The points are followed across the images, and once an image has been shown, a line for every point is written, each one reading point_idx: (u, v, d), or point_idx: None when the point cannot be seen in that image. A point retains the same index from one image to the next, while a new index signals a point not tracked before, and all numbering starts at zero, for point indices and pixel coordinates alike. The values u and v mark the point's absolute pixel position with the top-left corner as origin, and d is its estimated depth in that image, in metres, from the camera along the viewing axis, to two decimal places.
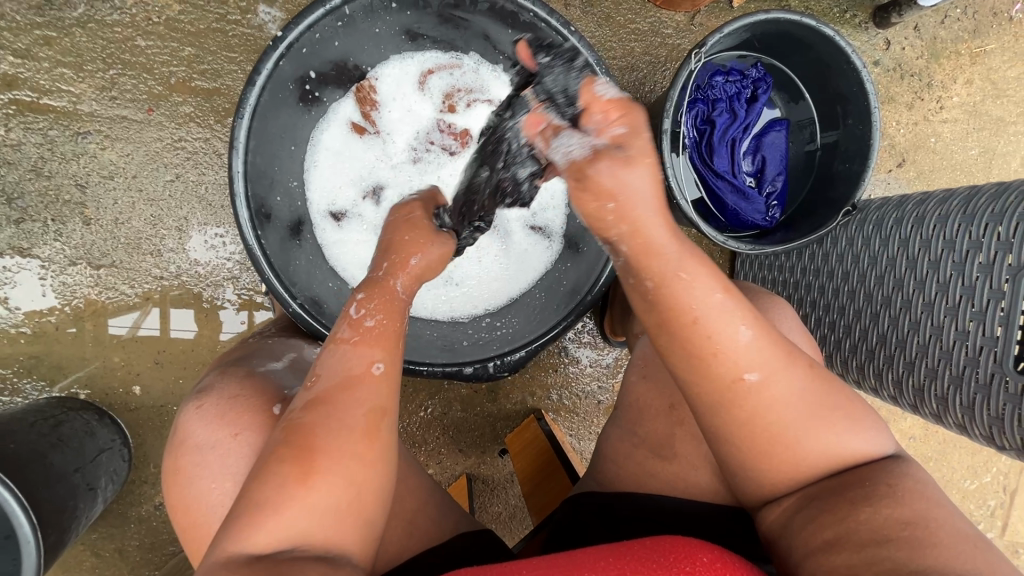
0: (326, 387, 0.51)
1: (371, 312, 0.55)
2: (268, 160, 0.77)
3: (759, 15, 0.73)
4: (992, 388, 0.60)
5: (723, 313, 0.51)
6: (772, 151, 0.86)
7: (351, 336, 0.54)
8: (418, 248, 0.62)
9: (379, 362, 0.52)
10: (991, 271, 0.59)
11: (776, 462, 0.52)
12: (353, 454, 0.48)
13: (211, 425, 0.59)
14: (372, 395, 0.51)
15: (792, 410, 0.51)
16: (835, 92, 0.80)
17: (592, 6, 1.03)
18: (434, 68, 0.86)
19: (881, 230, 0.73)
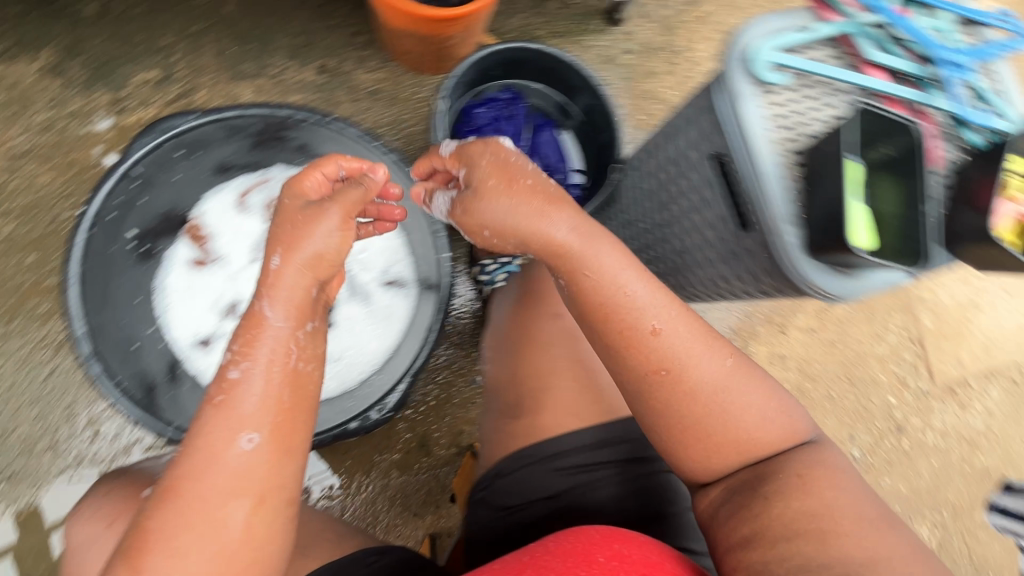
0: (190, 468, 0.55)
1: (237, 361, 0.58)
2: (114, 316, 0.85)
3: (476, 55, 0.90)
4: (738, 252, 0.70)
5: (637, 312, 0.63)
6: (547, 146, 1.01)
7: (219, 394, 0.57)
8: (278, 248, 0.62)
9: (249, 437, 0.56)
10: (700, 168, 0.71)
11: (704, 449, 0.63)
12: (214, 539, 0.54)
13: (93, 525, 0.64)
14: (249, 476, 0.56)
15: (709, 396, 0.62)
16: (571, 84, 0.96)
17: (377, 93, 1.20)
18: (248, 189, 0.98)
19: (639, 171, 0.86)
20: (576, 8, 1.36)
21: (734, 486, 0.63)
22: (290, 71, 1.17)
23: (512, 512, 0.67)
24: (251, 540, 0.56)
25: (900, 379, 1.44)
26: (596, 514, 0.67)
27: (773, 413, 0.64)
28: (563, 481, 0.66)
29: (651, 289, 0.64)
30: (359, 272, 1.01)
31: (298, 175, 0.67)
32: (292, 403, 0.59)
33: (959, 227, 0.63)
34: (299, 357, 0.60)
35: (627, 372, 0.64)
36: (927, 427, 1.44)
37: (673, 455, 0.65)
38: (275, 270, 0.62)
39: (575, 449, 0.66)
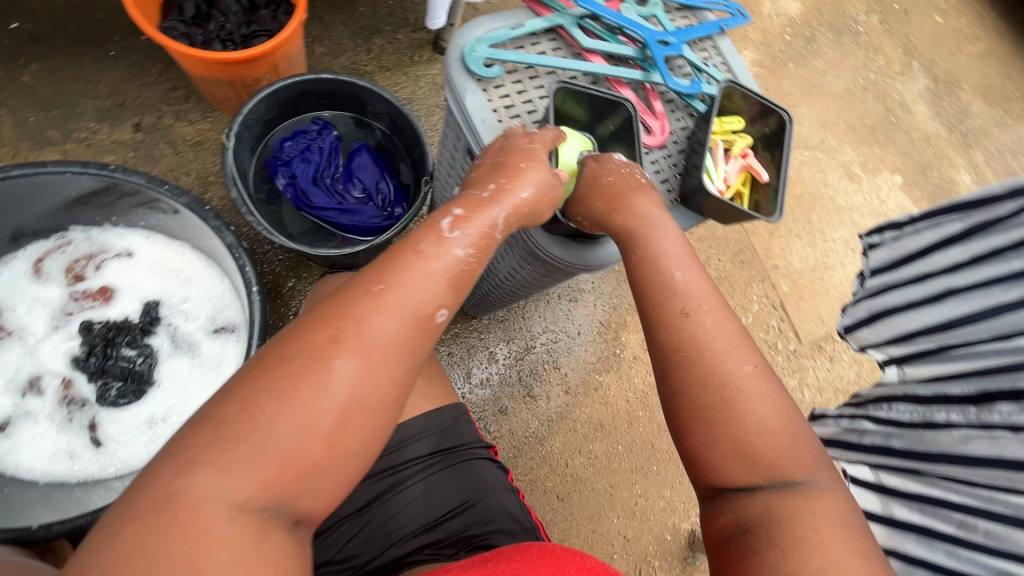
0: (387, 302, 0.49)
1: (463, 242, 0.53)
2: None
3: (266, 90, 0.90)
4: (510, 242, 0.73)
5: (668, 290, 0.57)
6: (364, 168, 1.02)
7: (427, 252, 0.52)
8: (521, 181, 0.58)
9: (442, 312, 0.51)
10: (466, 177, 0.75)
11: (733, 441, 0.51)
12: (371, 410, 0.46)
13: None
14: (418, 352, 0.49)
15: (749, 403, 0.52)
16: (377, 108, 1.00)
17: (201, 144, 1.18)
18: (44, 256, 0.94)
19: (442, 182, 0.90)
20: (402, 42, 1.42)
21: (762, 515, 0.48)
22: (101, 133, 1.14)
23: (321, 538, 0.58)
24: (377, 433, 0.47)
25: (770, 345, 1.52)
26: (397, 531, 0.58)
27: (799, 433, 0.52)
28: (368, 490, 0.60)
29: (682, 257, 0.59)
30: (181, 322, 0.97)
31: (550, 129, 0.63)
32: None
33: (688, 188, 0.68)
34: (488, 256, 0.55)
35: (657, 331, 0.56)
36: (804, 386, 1.51)
37: (691, 442, 0.52)
38: (529, 166, 0.59)
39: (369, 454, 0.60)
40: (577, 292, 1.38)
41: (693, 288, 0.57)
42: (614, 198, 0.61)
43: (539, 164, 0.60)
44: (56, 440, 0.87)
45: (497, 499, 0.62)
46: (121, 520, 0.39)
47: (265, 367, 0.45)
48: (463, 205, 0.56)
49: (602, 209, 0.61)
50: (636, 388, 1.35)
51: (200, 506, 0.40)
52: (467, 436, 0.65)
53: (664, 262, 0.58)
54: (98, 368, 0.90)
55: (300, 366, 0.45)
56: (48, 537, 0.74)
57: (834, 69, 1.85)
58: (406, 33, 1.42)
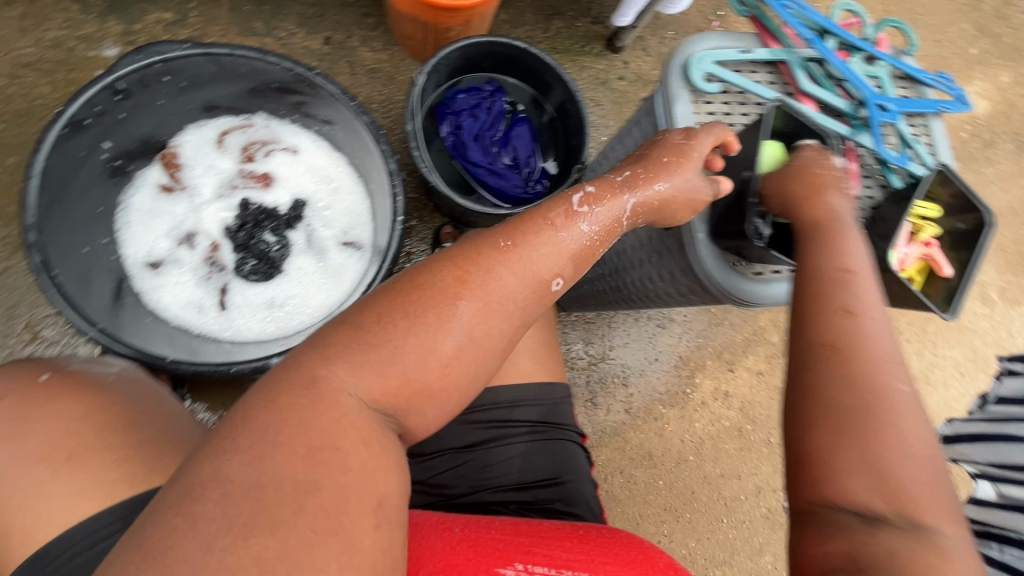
0: (516, 260, 0.52)
1: (591, 219, 0.56)
2: (72, 219, 0.87)
3: (462, 42, 0.94)
4: (662, 252, 0.73)
5: (836, 285, 0.55)
6: (521, 139, 1.06)
7: (555, 224, 0.55)
8: (665, 175, 0.60)
9: (556, 279, 0.54)
10: None
11: (868, 454, 0.47)
12: (485, 350, 0.50)
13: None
14: (519, 310, 0.52)
15: (893, 429, 0.48)
16: (551, 85, 1.02)
17: (376, 72, 1.26)
18: (228, 130, 1.03)
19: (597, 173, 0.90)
20: (578, 30, 1.44)
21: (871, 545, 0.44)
22: (296, 37, 1.24)
23: (423, 461, 0.63)
24: (478, 374, 0.50)
25: None
26: (492, 479, 0.62)
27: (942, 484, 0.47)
28: (475, 434, 0.63)
29: (861, 262, 0.56)
30: (319, 227, 1.04)
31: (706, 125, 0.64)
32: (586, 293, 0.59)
33: None
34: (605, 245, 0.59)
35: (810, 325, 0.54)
36: None
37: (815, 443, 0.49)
38: (672, 166, 0.60)
39: (490, 404, 0.63)
40: (667, 320, 1.36)
41: (866, 293, 0.54)
42: (811, 187, 0.59)
43: (683, 173, 0.61)
44: (193, 292, 0.97)
45: (582, 487, 0.63)
46: (276, 392, 0.43)
47: (405, 288, 0.49)
48: (597, 185, 0.59)
49: (797, 194, 0.60)
50: (695, 432, 1.33)
51: (337, 396, 0.43)
52: (566, 418, 0.66)
53: (841, 260, 0.56)
54: (244, 244, 1.00)
55: (428, 296, 0.48)
56: (174, 373, 0.82)
57: (1004, 182, 1.70)
58: (585, 22, 1.44)
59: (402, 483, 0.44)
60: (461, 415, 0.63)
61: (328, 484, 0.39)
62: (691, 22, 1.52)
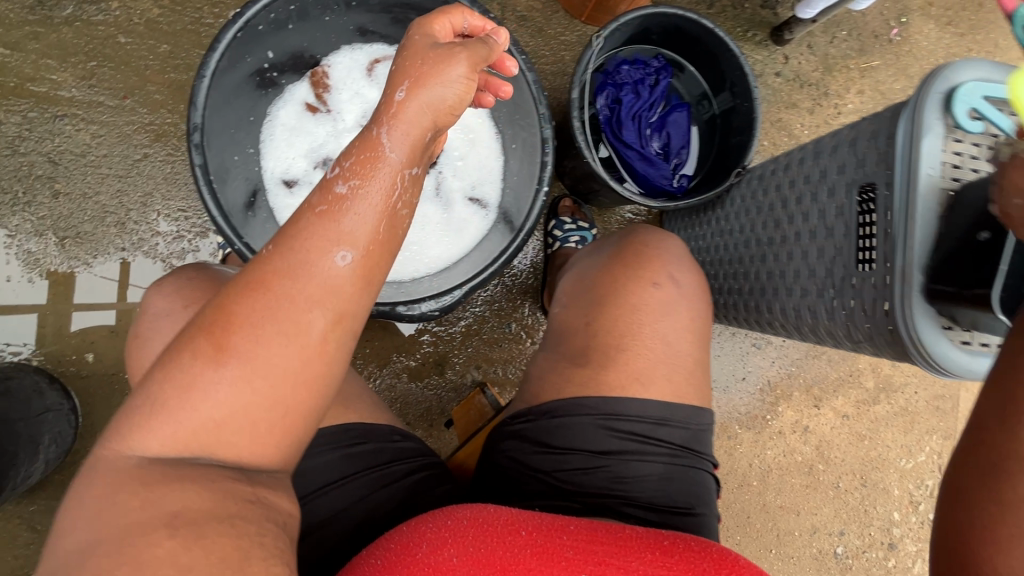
0: (273, 269, 0.46)
1: (348, 177, 0.51)
2: (226, 124, 0.87)
3: (648, 9, 0.87)
4: (843, 290, 0.67)
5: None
6: (676, 128, 0.98)
7: (323, 205, 0.49)
8: (401, 82, 0.56)
9: (343, 253, 0.47)
10: (835, 193, 0.69)
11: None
12: (287, 340, 0.45)
13: (168, 298, 0.62)
14: (334, 291, 0.47)
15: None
16: (724, 75, 0.94)
17: (526, 20, 1.19)
18: (381, 59, 0.98)
19: (764, 180, 0.84)
20: (744, 11, 1.31)
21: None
22: None
23: (554, 454, 0.62)
24: (299, 380, 0.45)
25: (915, 501, 1.35)
26: (625, 489, 0.61)
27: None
28: (615, 442, 0.61)
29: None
30: (450, 177, 1.02)
31: (427, 19, 0.62)
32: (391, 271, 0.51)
33: None
34: (404, 200, 0.53)
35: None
36: (920, 559, 1.34)
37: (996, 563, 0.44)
38: (389, 106, 0.55)
39: (636, 416, 0.62)
40: (763, 340, 1.30)
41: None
42: None
43: (375, 142, 0.53)
44: None
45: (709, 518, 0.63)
46: (85, 493, 0.44)
47: (211, 324, 0.46)
48: (353, 147, 0.53)
49: None
50: (764, 459, 1.29)
51: (116, 463, 0.44)
52: (707, 446, 0.66)
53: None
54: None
55: (174, 361, 0.45)
56: None
57: None
58: (753, 4, 1.31)
59: (220, 501, 0.42)
60: (601, 419, 0.62)
61: (131, 532, 0.40)
62: (867, 26, 1.37)
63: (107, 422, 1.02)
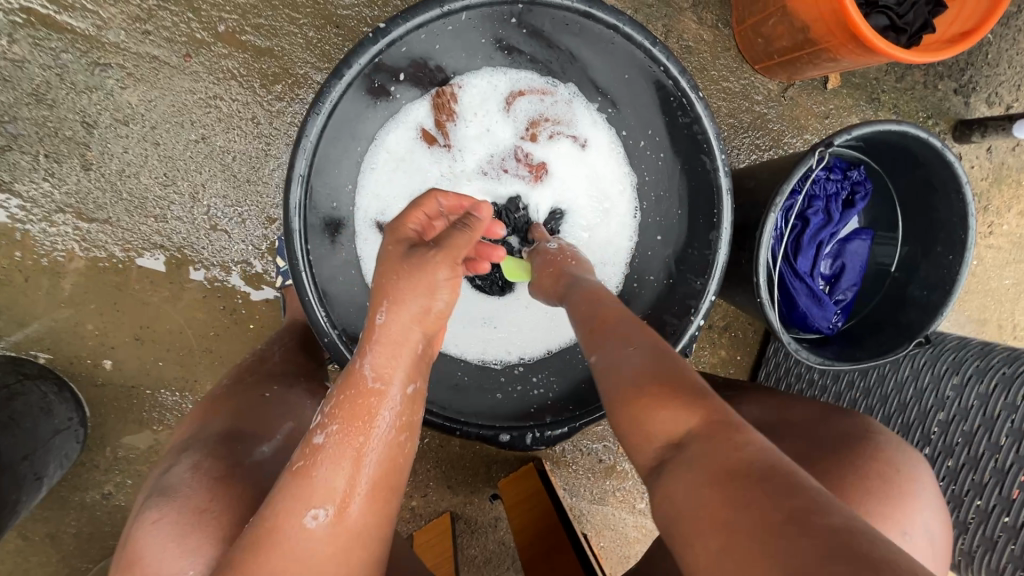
0: (255, 553, 0.42)
1: (327, 424, 0.46)
2: (330, 153, 0.68)
3: (886, 124, 0.69)
4: (997, 546, 0.63)
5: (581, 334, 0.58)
6: (853, 259, 0.82)
7: (301, 460, 0.45)
8: (387, 304, 0.48)
9: (319, 511, 0.43)
10: (1020, 435, 0.64)
11: (631, 418, 0.47)
12: None
13: (167, 552, 0.47)
14: (317, 556, 0.43)
15: (659, 372, 0.48)
16: (934, 217, 0.77)
17: (689, 53, 0.97)
18: (525, 90, 0.77)
19: (935, 367, 0.74)
20: (935, 93, 1.09)
21: (675, 496, 0.40)
22: None
23: None
24: None
25: None
26: None
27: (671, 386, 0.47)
28: None
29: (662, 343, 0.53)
30: None
31: (398, 217, 0.54)
32: (380, 519, 0.47)
33: None
34: (402, 428, 0.48)
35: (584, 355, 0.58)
36: None
37: (608, 414, 0.50)
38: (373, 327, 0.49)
39: None
40: None
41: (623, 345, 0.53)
42: None
43: (359, 379, 0.47)
44: None
45: None
46: None
47: None
48: (331, 394, 0.48)
49: None
50: None
51: None
52: None
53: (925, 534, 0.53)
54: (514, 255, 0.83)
55: None
56: None
57: None
58: (947, 87, 1.09)
59: None
60: None
61: None
62: None
63: (120, 439, 0.89)
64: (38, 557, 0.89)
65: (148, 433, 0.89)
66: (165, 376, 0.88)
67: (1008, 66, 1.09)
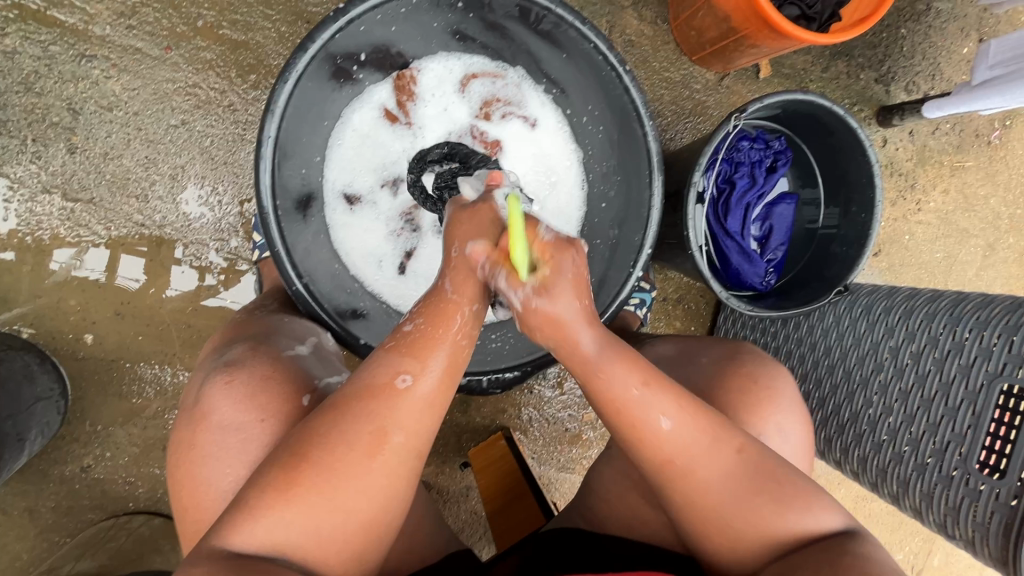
0: (351, 394, 0.50)
1: (416, 317, 0.53)
2: (297, 129, 0.74)
3: (795, 94, 0.78)
4: (952, 481, 0.64)
5: (638, 438, 0.54)
6: (780, 221, 0.91)
7: (391, 341, 0.52)
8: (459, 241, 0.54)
9: (406, 375, 0.50)
10: (969, 372, 0.64)
11: (737, 521, 0.54)
12: (347, 448, 0.49)
13: (238, 406, 0.56)
14: (398, 410, 0.50)
15: (748, 470, 0.55)
16: (848, 179, 0.86)
17: (632, 47, 1.07)
18: (478, 74, 0.86)
19: (869, 314, 0.78)
20: (857, 82, 1.21)
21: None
22: None
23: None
24: (367, 481, 0.49)
25: None
26: None
27: (772, 486, 0.55)
28: None
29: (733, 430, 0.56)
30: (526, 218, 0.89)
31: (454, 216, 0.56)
32: (448, 400, 0.53)
33: None
34: (468, 335, 0.53)
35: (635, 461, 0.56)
36: None
37: (696, 518, 0.55)
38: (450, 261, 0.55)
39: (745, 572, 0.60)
40: None
41: (703, 459, 0.54)
42: None
43: (442, 292, 0.54)
44: (379, 243, 0.85)
45: None
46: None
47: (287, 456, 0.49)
48: (426, 306, 0.54)
49: None
50: None
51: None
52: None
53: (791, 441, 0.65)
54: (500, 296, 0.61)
55: (252, 489, 0.48)
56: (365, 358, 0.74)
57: None
58: (869, 76, 1.21)
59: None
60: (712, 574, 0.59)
61: None
62: (971, 123, 1.28)
63: (99, 412, 0.92)
64: (16, 530, 0.92)
65: (127, 405, 0.93)
66: (144, 350, 0.92)
67: (922, 57, 1.21)
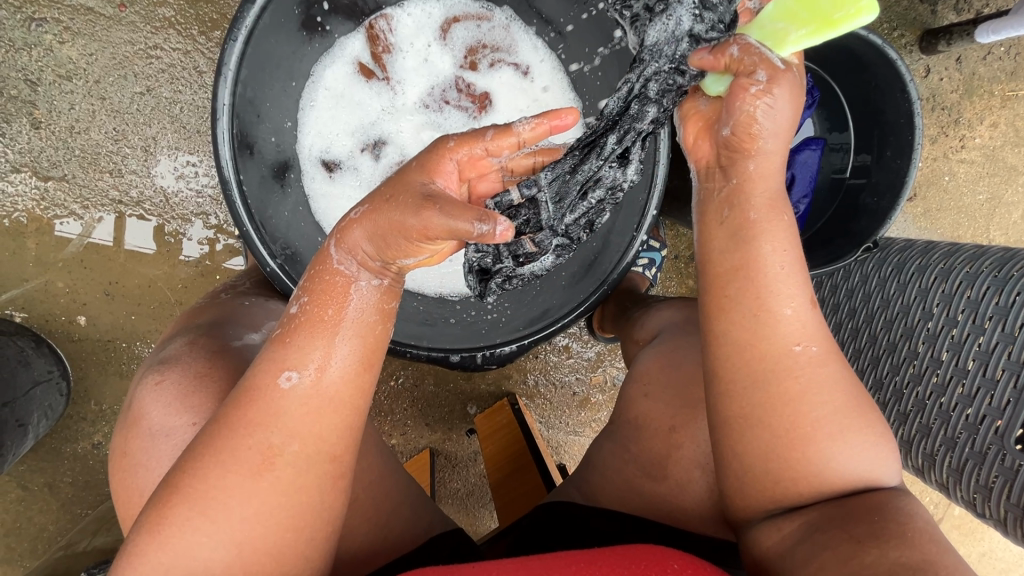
0: (231, 403, 0.48)
1: (299, 295, 0.50)
2: (262, 91, 0.68)
3: None
4: (987, 458, 0.59)
5: (764, 318, 0.48)
6: (803, 170, 0.83)
7: (280, 328, 0.49)
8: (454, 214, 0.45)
9: (289, 373, 0.47)
10: (1013, 342, 0.57)
11: (827, 442, 0.48)
12: (221, 471, 0.45)
13: (171, 410, 0.55)
14: (275, 410, 0.47)
15: (857, 397, 0.49)
16: (883, 119, 0.76)
17: None
18: (461, 17, 0.76)
19: (901, 274, 0.71)
20: (899, 3, 1.06)
21: (827, 520, 0.46)
22: None
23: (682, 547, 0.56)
24: (268, 498, 0.46)
25: None
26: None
27: (858, 411, 0.49)
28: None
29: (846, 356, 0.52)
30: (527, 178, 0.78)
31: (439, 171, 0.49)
32: (358, 391, 0.49)
33: None
34: (364, 309, 0.49)
35: (719, 349, 0.50)
36: None
37: (778, 433, 0.48)
38: (345, 223, 0.49)
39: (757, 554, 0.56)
40: None
41: (818, 374, 0.48)
42: None
43: (327, 257, 0.50)
44: None
45: None
46: None
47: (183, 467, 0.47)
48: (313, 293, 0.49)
49: None
50: None
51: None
52: None
53: None
54: (524, 222, 0.56)
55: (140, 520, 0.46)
56: None
57: None
58: None
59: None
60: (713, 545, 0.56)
61: None
62: None
63: (102, 390, 0.92)
64: (38, 506, 0.94)
65: (130, 385, 0.92)
66: (138, 329, 0.90)
67: None
